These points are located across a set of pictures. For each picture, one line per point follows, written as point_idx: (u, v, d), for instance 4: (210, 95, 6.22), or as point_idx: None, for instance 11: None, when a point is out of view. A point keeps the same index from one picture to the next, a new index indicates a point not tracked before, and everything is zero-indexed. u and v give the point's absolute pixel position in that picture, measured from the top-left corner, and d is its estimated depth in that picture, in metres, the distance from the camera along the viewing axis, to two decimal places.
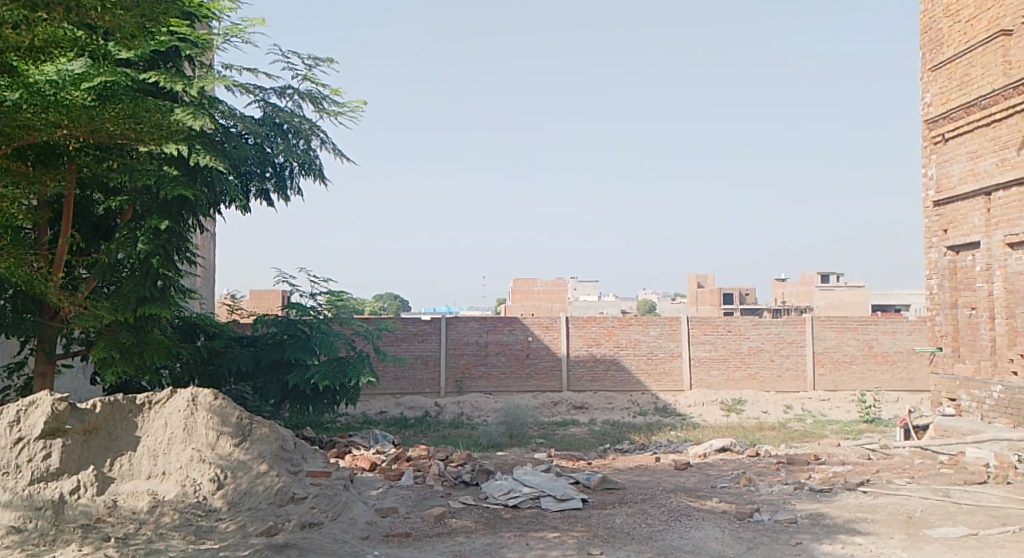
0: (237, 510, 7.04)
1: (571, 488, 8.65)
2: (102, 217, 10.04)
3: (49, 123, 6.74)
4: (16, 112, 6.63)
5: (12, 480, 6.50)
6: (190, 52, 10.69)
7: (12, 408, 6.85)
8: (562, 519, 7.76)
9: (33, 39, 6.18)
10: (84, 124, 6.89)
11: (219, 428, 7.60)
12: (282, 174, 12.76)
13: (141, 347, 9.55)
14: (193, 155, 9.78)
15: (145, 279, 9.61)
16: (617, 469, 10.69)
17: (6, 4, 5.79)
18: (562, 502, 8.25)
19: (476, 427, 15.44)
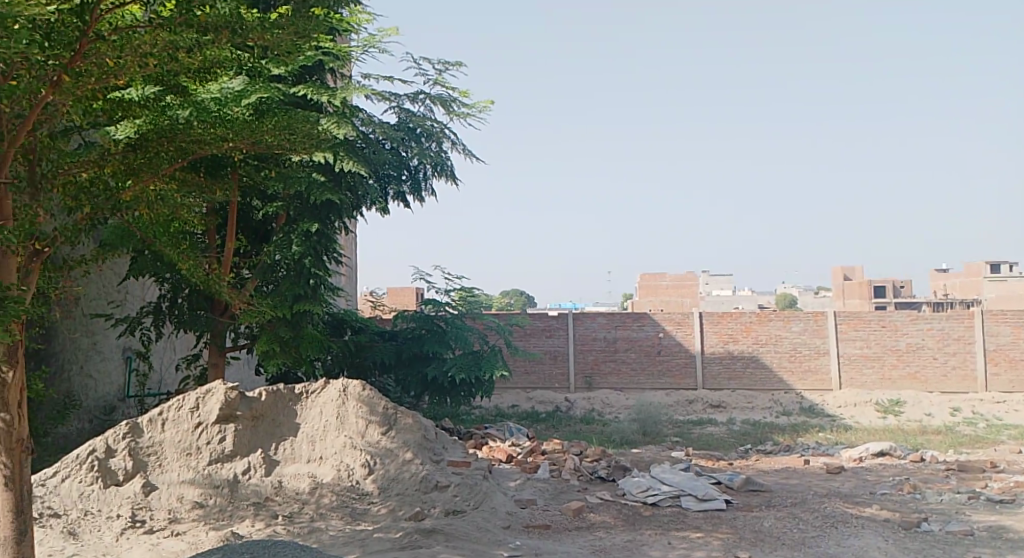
0: (387, 495, 7.44)
1: (713, 488, 8.62)
2: (261, 221, 10.85)
3: (216, 136, 6.97)
4: (189, 129, 6.85)
5: (195, 460, 7.24)
6: (332, 65, 11.37)
7: (193, 395, 7.63)
8: (706, 520, 7.78)
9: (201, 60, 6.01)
10: (247, 137, 7.50)
11: (368, 417, 8.06)
12: (417, 177, 13.30)
13: (298, 341, 10.27)
14: (338, 162, 10.40)
15: (300, 279, 10.34)
16: (762, 471, 10.55)
17: (183, 30, 5.64)
18: (703, 502, 8.25)
19: (608, 424, 15.54)
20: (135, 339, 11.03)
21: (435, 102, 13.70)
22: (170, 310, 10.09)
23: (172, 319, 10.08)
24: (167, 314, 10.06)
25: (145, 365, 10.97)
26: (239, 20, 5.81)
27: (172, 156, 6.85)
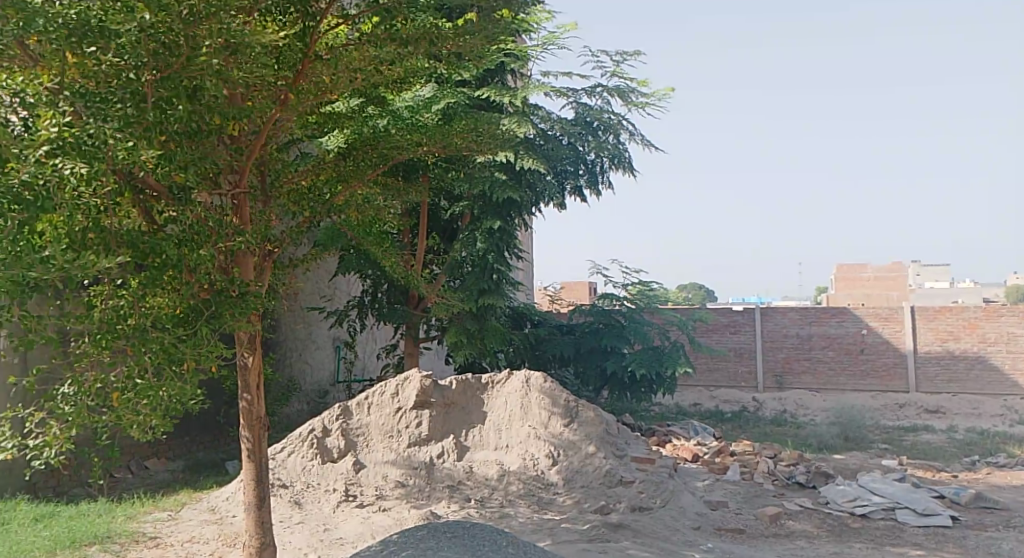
0: (571, 487, 7.69)
1: (935, 502, 8.22)
2: (449, 221, 11.45)
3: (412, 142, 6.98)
4: (387, 138, 6.95)
5: (396, 443, 7.86)
6: (513, 65, 11.80)
7: (393, 382, 8.33)
8: (928, 537, 7.36)
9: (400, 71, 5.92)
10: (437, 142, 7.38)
11: (551, 408, 8.33)
12: (594, 170, 13.37)
13: (483, 333, 10.78)
14: (519, 160, 10.71)
15: (484, 274, 10.85)
16: (995, 486, 9.83)
17: (385, 43, 5.60)
18: (925, 517, 7.87)
19: (805, 427, 14.97)
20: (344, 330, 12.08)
21: (613, 94, 13.79)
22: (372, 304, 10.83)
23: (374, 312, 10.80)
24: (370, 308, 10.78)
25: (352, 354, 12.00)
26: (439, 30, 5.65)
27: (376, 163, 7.00)
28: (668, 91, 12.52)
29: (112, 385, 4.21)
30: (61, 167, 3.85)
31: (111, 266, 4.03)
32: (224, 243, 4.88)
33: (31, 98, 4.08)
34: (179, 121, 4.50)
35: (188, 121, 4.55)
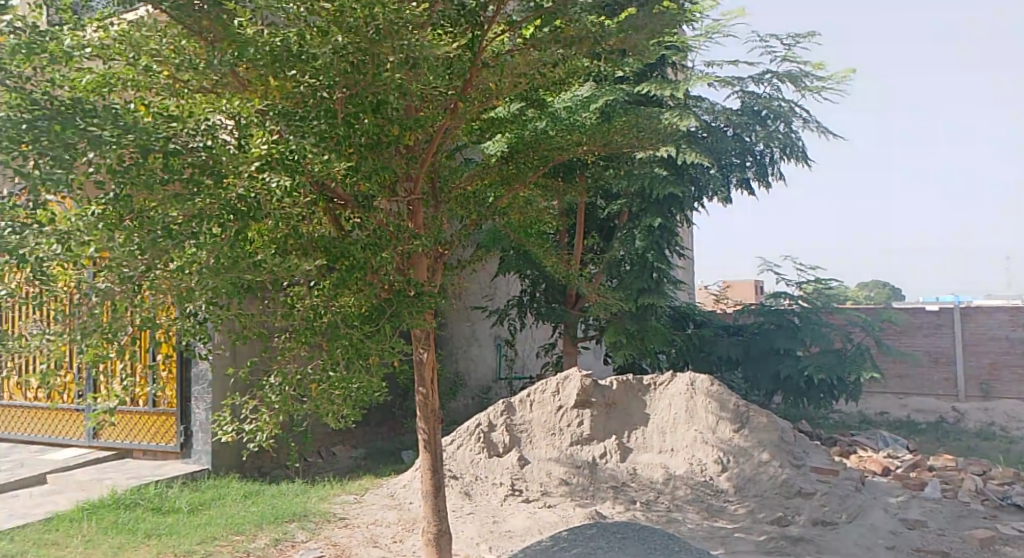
0: (744, 495, 7.57)
1: None
2: (606, 219, 11.56)
3: (573, 142, 6.77)
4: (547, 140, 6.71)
5: (559, 440, 8.08)
6: (674, 58, 11.69)
7: (553, 381, 8.55)
8: None
9: (558, 74, 6.02)
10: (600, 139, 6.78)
11: (718, 413, 8.25)
12: (762, 161, 12.57)
13: (644, 332, 10.80)
14: (680, 155, 10.34)
15: (643, 273, 10.86)
16: None
17: (548, 45, 5.62)
18: None
19: (1015, 441, 13.67)
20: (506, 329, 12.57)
21: (783, 80, 13.31)
22: (531, 303, 11.11)
23: (532, 311, 11.08)
24: (527, 307, 11.14)
25: (513, 351, 12.54)
26: (600, 29, 5.54)
27: (536, 165, 6.71)
28: (848, 71, 11.67)
29: (310, 377, 4.65)
30: (270, 180, 4.44)
31: (309, 268, 4.60)
32: (403, 246, 5.04)
33: (244, 120, 4.72)
34: (365, 135, 4.93)
35: (374, 134, 4.96)
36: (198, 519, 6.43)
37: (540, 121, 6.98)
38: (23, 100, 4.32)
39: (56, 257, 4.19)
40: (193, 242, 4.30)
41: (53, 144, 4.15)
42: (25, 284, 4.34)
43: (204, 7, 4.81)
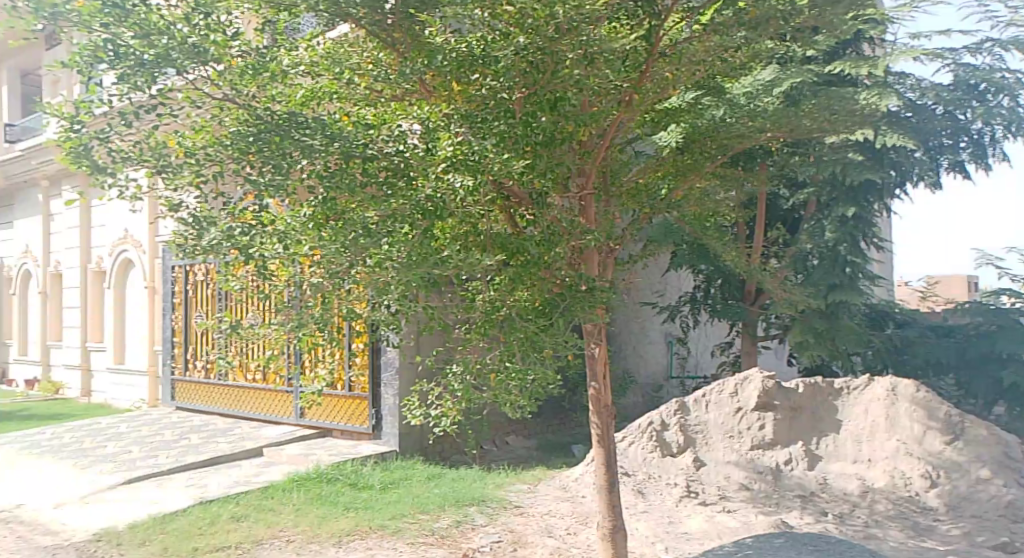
0: (958, 515, 6.95)
1: None
2: (790, 210, 11.09)
3: (754, 128, 5.91)
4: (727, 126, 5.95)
5: (738, 443, 7.84)
6: (872, 31, 10.65)
7: (732, 382, 8.31)
8: None
9: (744, 57, 5.69)
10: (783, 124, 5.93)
11: (926, 422, 7.69)
12: (981, 142, 10.62)
13: (836, 332, 10.14)
14: (880, 138, 9.66)
15: (835, 267, 10.20)
16: None
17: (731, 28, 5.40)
18: None
19: None
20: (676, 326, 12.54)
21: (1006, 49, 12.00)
22: (705, 299, 10.89)
23: (707, 308, 10.83)
24: (702, 303, 10.93)
25: (684, 350, 12.51)
26: (789, 7, 5.27)
27: (714, 155, 6.03)
28: None
29: (490, 366, 4.86)
30: (453, 181, 4.68)
31: (490, 264, 4.72)
32: (576, 241, 5.10)
33: (433, 125, 5.04)
34: (542, 132, 5.06)
35: (553, 132, 5.10)
36: (388, 496, 6.91)
37: (717, 108, 6.25)
38: (251, 116, 5.02)
39: (277, 255, 4.80)
40: (391, 239, 4.68)
41: (274, 154, 4.80)
42: (258, 278, 5.06)
43: (394, 13, 5.09)
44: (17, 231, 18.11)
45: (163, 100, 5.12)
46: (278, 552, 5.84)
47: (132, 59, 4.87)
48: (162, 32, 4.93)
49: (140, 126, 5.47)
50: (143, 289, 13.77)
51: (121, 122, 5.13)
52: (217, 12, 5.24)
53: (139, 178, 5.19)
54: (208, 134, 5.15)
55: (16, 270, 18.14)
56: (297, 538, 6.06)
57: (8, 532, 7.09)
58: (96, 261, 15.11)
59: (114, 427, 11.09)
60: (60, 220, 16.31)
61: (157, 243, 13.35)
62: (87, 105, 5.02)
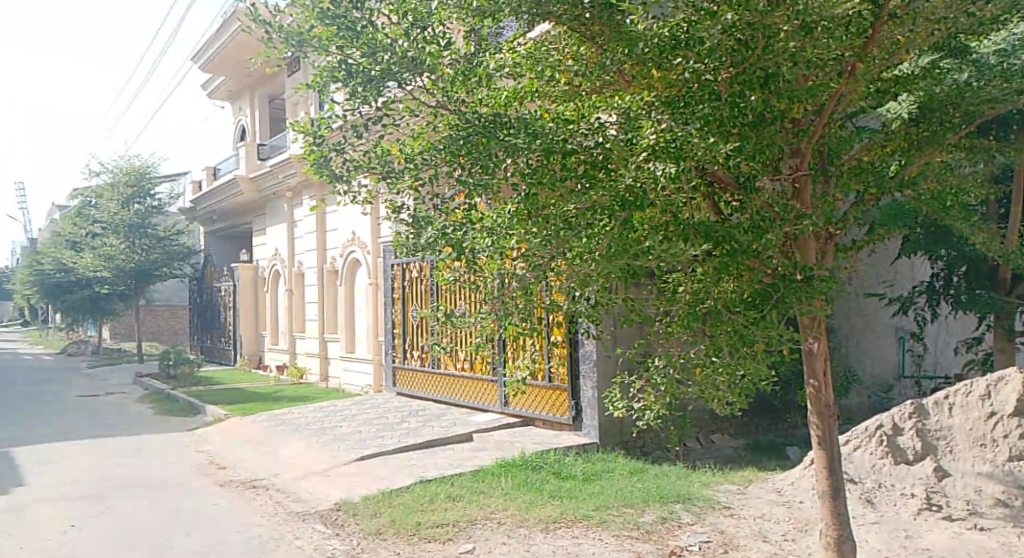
0: None
1: None
2: None
3: (1013, 91, 5.17)
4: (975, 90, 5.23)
5: (991, 453, 6.95)
6: None
7: (984, 383, 7.41)
8: None
9: (998, 11, 4.96)
10: None
11: None
12: None
13: None
14: None
15: None
16: None
17: None
18: None
19: None
20: (908, 319, 11.60)
21: None
22: (946, 289, 9.76)
23: (949, 298, 9.70)
24: (943, 293, 9.76)
25: (918, 346, 11.50)
26: None
27: (958, 125, 5.34)
28: None
29: (693, 360, 4.65)
30: (653, 169, 4.53)
31: (693, 254, 4.50)
32: (789, 226, 4.66)
33: (632, 114, 4.90)
34: (751, 112, 4.70)
35: (764, 110, 4.73)
36: (591, 487, 6.87)
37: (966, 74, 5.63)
38: (461, 117, 5.39)
39: (486, 249, 5.06)
40: (591, 230, 4.77)
41: (482, 155, 5.15)
42: (468, 270, 5.31)
43: (593, 6, 4.90)
44: (267, 236, 20.16)
45: (386, 110, 5.79)
46: (489, 533, 6.00)
47: (362, 75, 5.58)
48: (384, 49, 5.55)
49: (371, 137, 6.17)
50: (368, 285, 14.78)
51: (353, 134, 5.85)
52: (434, 24, 5.70)
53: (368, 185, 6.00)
54: (424, 140, 5.68)
55: (268, 269, 20.21)
56: (507, 521, 6.19)
57: (267, 497, 7.92)
58: (329, 261, 16.45)
59: (346, 409, 12.03)
60: (301, 225, 17.95)
61: (379, 243, 14.26)
62: (326, 120, 5.75)
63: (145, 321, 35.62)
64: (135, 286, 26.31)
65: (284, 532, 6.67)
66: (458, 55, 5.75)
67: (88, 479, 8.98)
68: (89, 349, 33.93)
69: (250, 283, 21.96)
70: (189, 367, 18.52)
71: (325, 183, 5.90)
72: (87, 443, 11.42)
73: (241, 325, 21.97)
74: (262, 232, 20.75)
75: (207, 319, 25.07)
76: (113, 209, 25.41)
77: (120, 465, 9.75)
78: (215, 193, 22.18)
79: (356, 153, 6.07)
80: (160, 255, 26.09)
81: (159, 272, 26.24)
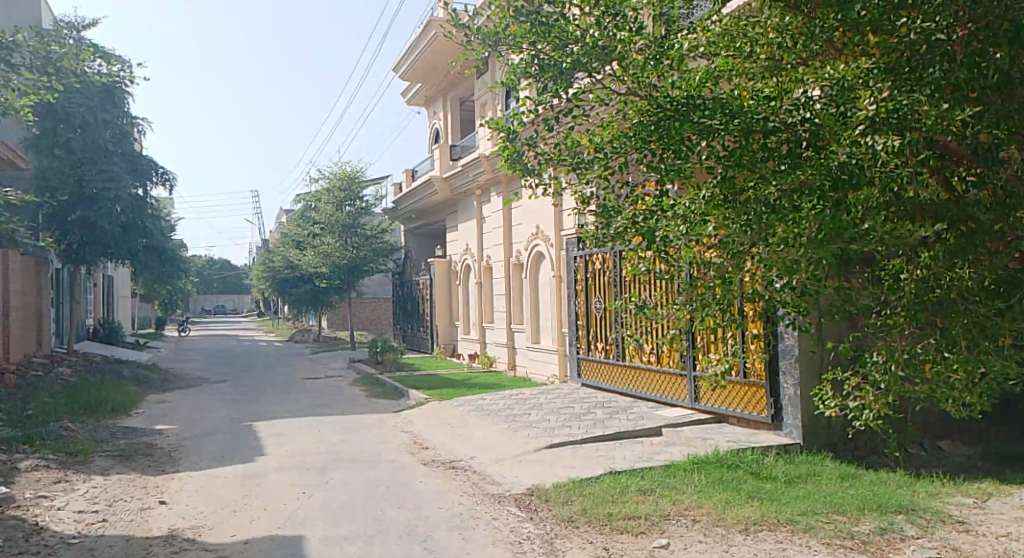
0: None
1: None
2: None
3: None
4: None
5: None
6: None
7: None
8: None
9: None
10: None
11: None
12: None
13: None
14: None
15: None
16: None
17: None
18: None
19: None
20: None
21: None
22: None
23: None
24: None
25: None
26: None
27: None
28: None
29: (921, 356, 4.16)
30: (871, 143, 4.17)
31: (923, 237, 4.15)
32: None
33: (854, 82, 4.44)
34: (995, 73, 4.19)
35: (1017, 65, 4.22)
36: (795, 490, 6.42)
37: None
38: (654, 102, 5.14)
39: (680, 240, 4.84)
40: (798, 214, 4.39)
41: (673, 139, 4.89)
42: (660, 260, 5.07)
43: None
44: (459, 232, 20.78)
45: (577, 102, 5.68)
46: (683, 529, 5.76)
47: (553, 69, 5.54)
48: (574, 39, 5.50)
49: (560, 129, 6.12)
50: (552, 277, 14.80)
51: (544, 128, 5.88)
52: (626, 9, 5.51)
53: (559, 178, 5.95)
54: (613, 128, 5.49)
55: (460, 263, 20.87)
56: (702, 519, 5.92)
57: (466, 478, 8.10)
58: (516, 253, 16.66)
59: (534, 398, 12.12)
60: (490, 219, 18.33)
61: (562, 235, 14.23)
62: (518, 117, 5.81)
63: (355, 311, 38.19)
64: (349, 280, 28.20)
65: (484, 512, 6.78)
66: (651, 38, 5.50)
67: (309, 451, 9.69)
68: (310, 337, 36.86)
69: (445, 275, 22.73)
70: (394, 353, 19.56)
71: (517, 177, 5.96)
72: (306, 420, 12.34)
73: (437, 315, 22.87)
74: (455, 228, 21.44)
75: (408, 309, 26.38)
76: (330, 211, 27.43)
77: (336, 440, 10.44)
78: (414, 194, 23.17)
79: (547, 147, 6.05)
80: (368, 252, 27.72)
81: (368, 268, 27.90)
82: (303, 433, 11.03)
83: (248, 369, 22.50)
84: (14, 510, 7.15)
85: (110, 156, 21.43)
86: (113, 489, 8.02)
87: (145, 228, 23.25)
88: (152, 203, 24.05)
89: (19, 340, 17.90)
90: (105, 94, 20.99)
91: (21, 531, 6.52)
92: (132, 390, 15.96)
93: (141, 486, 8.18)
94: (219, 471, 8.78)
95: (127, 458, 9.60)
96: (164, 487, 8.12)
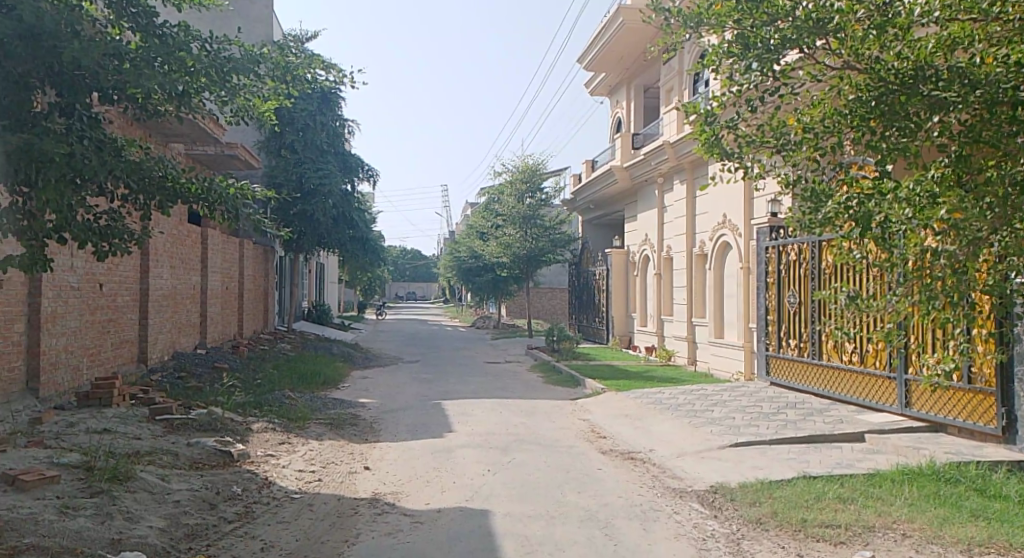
0: None
1: None
2: None
3: None
4: None
5: None
6: None
7: None
8: None
9: None
10: None
11: None
12: None
13: None
14: None
15: None
16: None
17: None
18: None
19: None
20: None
21: None
22: None
23: None
24: None
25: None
26: None
27: None
28: None
29: None
30: None
31: None
32: None
33: None
34: None
35: None
36: None
37: None
38: (873, 76, 4.71)
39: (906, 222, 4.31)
40: None
41: (898, 116, 4.62)
42: (875, 247, 4.57)
43: None
44: (639, 223, 20.43)
45: (785, 80, 5.29)
46: (892, 543, 5.28)
47: (760, 47, 5.17)
48: (787, 14, 5.05)
49: (763, 109, 5.73)
50: (739, 268, 14.20)
51: (747, 108, 5.50)
52: None
53: (761, 161, 5.52)
54: (826, 106, 5.00)
55: (639, 253, 20.56)
56: (914, 535, 5.40)
57: (645, 469, 7.91)
58: (698, 244, 16.14)
59: (716, 394, 11.68)
60: (672, 208, 17.88)
61: (752, 224, 13.63)
62: (719, 98, 5.48)
63: (533, 301, 38.80)
64: (528, 270, 28.66)
65: (666, 505, 6.58)
66: (873, 6, 4.90)
67: (493, 432, 9.87)
68: (491, 324, 37.78)
69: (622, 266, 22.53)
70: (570, 342, 19.59)
71: (714, 160, 5.64)
72: (489, 402, 12.61)
73: (614, 306, 22.63)
74: (635, 219, 21.12)
75: (584, 300, 26.32)
76: (512, 203, 27.94)
77: (519, 423, 10.57)
78: (593, 182, 22.95)
79: (750, 127, 5.68)
80: (548, 243, 27.98)
81: (546, 259, 28.18)
82: (488, 414, 11.27)
83: (437, 351, 23.45)
84: (248, 464, 7.80)
85: (325, 154, 23.48)
86: (326, 453, 8.56)
87: (353, 220, 24.71)
88: (359, 196, 25.80)
89: (251, 317, 19.70)
90: (324, 100, 23.50)
91: (252, 483, 7.10)
92: (338, 366, 17.13)
93: (348, 452, 8.69)
94: (415, 444, 9.13)
95: (336, 426, 10.25)
96: (367, 455, 8.56)
